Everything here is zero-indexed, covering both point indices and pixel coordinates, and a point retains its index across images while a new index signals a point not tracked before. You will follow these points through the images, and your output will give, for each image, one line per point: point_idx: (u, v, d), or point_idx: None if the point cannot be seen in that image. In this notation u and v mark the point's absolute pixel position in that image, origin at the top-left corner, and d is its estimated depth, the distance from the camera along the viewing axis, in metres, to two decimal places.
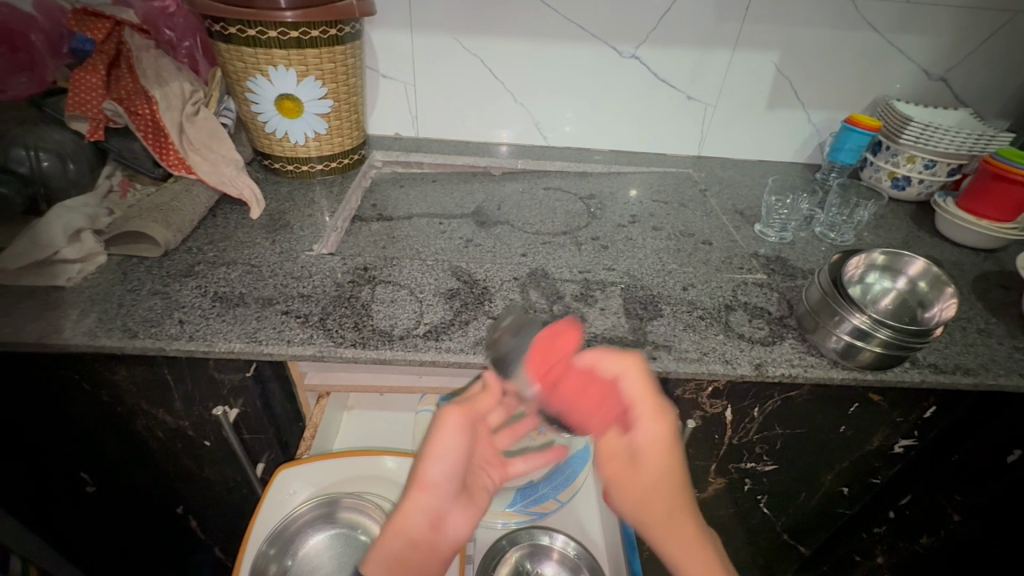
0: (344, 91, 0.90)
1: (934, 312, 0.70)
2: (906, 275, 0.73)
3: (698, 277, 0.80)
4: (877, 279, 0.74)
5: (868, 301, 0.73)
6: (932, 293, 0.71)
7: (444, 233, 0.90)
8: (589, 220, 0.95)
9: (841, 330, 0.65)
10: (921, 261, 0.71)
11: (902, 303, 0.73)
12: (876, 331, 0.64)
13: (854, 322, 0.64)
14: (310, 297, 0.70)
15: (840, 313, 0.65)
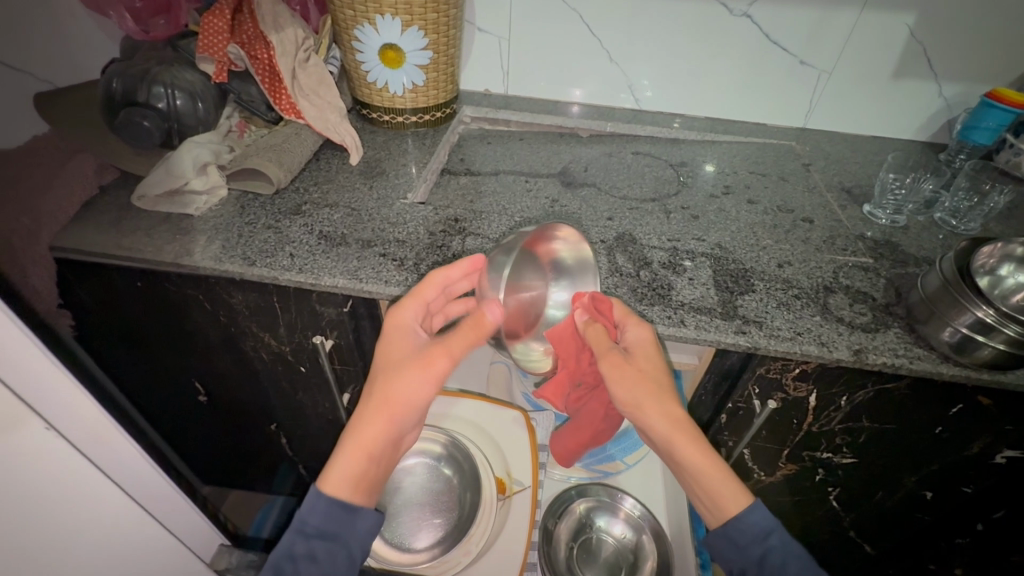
0: (444, 42, 0.91)
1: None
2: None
3: (796, 255, 0.76)
4: (1011, 272, 0.67)
5: (997, 296, 0.67)
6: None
7: (530, 192, 0.91)
8: (680, 189, 0.92)
9: (959, 323, 0.61)
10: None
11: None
12: (1008, 327, 0.58)
13: (978, 315, 0.59)
14: (405, 242, 0.73)
15: (962, 304, 0.60)
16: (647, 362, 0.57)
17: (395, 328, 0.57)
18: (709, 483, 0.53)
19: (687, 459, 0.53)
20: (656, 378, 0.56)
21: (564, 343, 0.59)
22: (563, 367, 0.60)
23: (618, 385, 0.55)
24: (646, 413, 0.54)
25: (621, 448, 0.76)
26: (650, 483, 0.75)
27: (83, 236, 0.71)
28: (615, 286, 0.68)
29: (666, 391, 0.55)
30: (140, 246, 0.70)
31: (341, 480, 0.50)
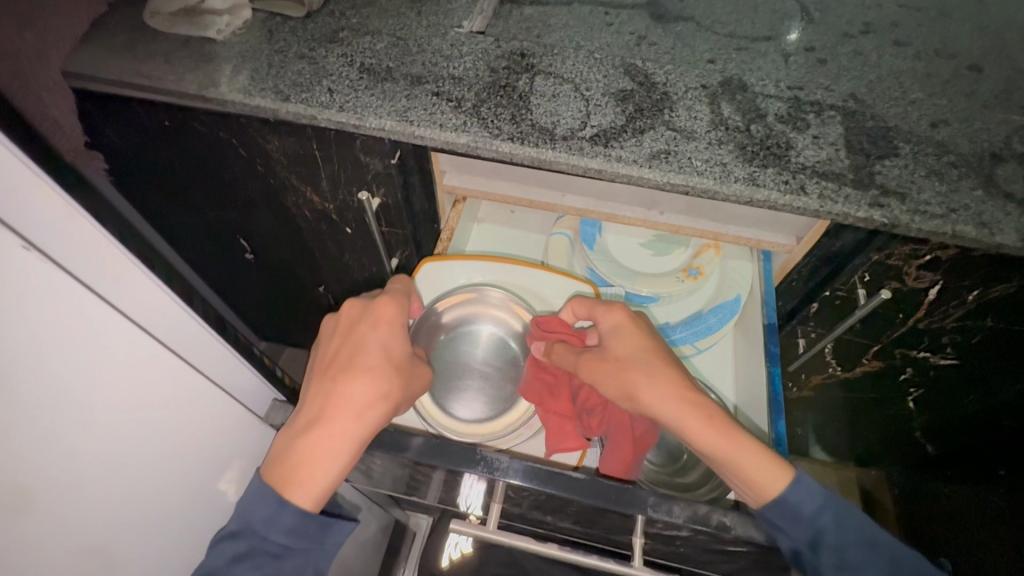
0: None
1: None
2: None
3: (955, 112, 0.59)
4: None
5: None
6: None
7: (611, 25, 0.73)
8: (802, 24, 0.72)
9: None
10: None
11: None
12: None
13: None
14: (462, 80, 0.60)
15: None
16: (625, 349, 0.54)
17: (382, 332, 0.55)
18: (741, 465, 0.48)
19: (700, 441, 0.49)
20: (644, 365, 0.52)
21: (548, 397, 0.59)
22: (547, 407, 0.59)
23: (609, 381, 0.53)
24: (647, 403, 0.51)
25: (691, 332, 0.69)
26: (718, 369, 0.70)
27: (95, 60, 0.61)
28: (720, 141, 0.55)
29: (662, 372, 0.52)
30: (159, 74, 0.60)
31: (310, 485, 0.48)
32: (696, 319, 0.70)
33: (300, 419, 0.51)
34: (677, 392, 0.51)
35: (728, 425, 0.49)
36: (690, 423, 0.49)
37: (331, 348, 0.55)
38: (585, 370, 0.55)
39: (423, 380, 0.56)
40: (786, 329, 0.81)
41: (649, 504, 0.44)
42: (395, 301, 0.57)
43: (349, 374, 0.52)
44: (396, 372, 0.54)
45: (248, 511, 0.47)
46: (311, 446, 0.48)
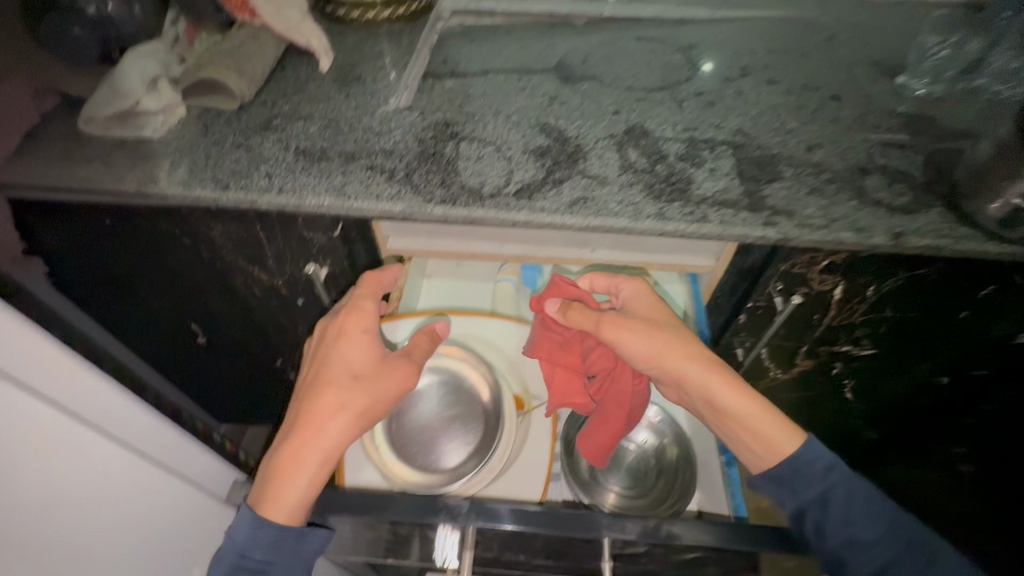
0: None
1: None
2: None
3: (824, 136, 0.69)
4: None
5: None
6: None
7: (524, 90, 0.82)
8: (690, 74, 0.83)
9: (1011, 194, 0.56)
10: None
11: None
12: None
13: None
14: (392, 152, 0.65)
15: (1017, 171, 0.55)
16: (658, 322, 0.63)
17: (342, 348, 0.61)
18: (750, 419, 0.58)
19: (724, 402, 0.59)
20: (672, 330, 0.62)
21: (557, 354, 0.67)
22: (559, 365, 0.67)
23: (642, 345, 0.61)
24: (674, 362, 0.61)
25: None
26: None
27: (28, 168, 0.63)
28: (630, 184, 0.62)
29: (688, 345, 0.61)
30: (97, 177, 0.63)
31: (303, 499, 0.54)
32: None
33: (303, 430, 0.56)
34: (703, 363, 0.60)
35: (748, 393, 0.59)
36: (710, 383, 0.60)
37: (336, 357, 0.60)
38: (615, 334, 0.62)
39: (404, 382, 0.60)
40: (722, 345, 0.86)
41: (606, 526, 0.47)
42: (354, 312, 0.62)
43: (357, 388, 0.58)
44: (360, 382, 0.59)
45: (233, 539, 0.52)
46: (318, 457, 0.55)
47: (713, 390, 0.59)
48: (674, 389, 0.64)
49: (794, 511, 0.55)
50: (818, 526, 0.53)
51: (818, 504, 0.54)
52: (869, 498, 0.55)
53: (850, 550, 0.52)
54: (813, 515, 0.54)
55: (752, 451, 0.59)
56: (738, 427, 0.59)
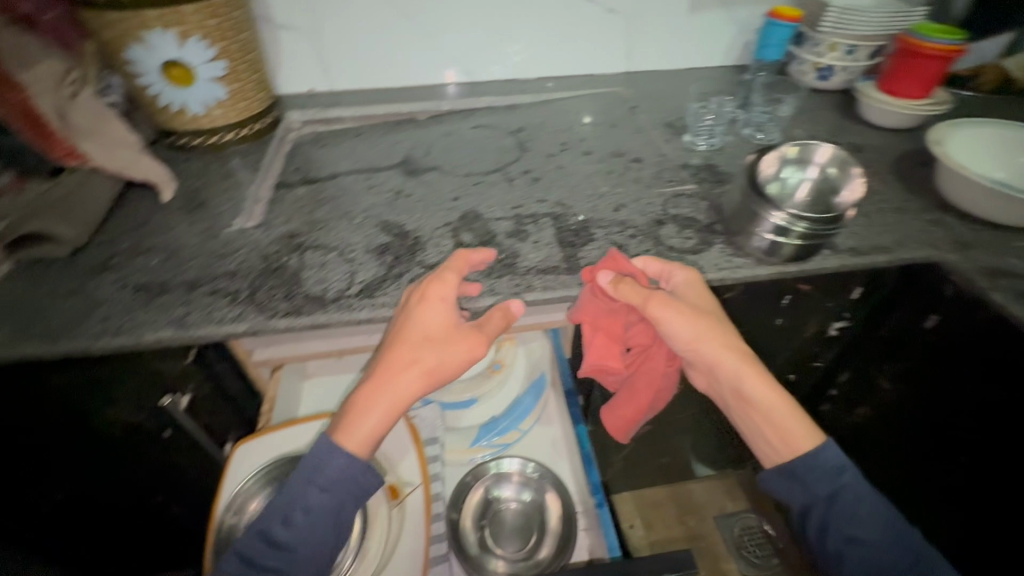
0: (236, 48, 0.84)
1: (847, 196, 0.70)
2: (816, 162, 0.72)
3: (629, 196, 0.80)
4: (792, 172, 0.73)
5: (784, 196, 0.72)
6: (843, 178, 0.70)
7: (372, 189, 0.88)
8: (520, 154, 0.94)
9: (762, 233, 0.67)
10: (829, 147, 0.70)
11: (816, 191, 0.73)
12: (799, 236, 0.65)
13: (773, 221, 0.64)
14: (236, 273, 0.68)
15: (760, 214, 0.66)
16: (703, 302, 0.63)
17: (421, 311, 0.57)
18: (772, 416, 0.60)
19: (753, 392, 0.60)
20: (719, 321, 0.62)
21: (603, 322, 0.66)
22: (601, 330, 0.67)
23: (689, 329, 0.61)
24: (709, 351, 0.61)
25: (513, 418, 0.78)
26: (547, 440, 0.79)
27: None
28: None
29: (731, 341, 0.62)
30: None
31: (369, 435, 0.54)
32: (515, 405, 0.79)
33: (393, 370, 0.55)
34: (740, 356, 0.61)
35: (782, 391, 0.61)
36: (745, 373, 0.61)
37: (425, 316, 0.57)
38: (663, 315, 0.61)
39: (461, 356, 0.56)
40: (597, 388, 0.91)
41: None
42: (438, 280, 0.59)
43: (426, 358, 0.55)
44: (435, 343, 0.56)
45: (311, 476, 0.53)
46: (385, 409, 0.55)
47: (747, 382, 0.61)
48: (704, 378, 0.65)
49: (800, 508, 0.61)
50: (820, 522, 0.59)
51: (825, 502, 0.58)
52: (882, 507, 0.58)
53: (844, 544, 0.57)
54: (818, 513, 0.59)
55: (769, 443, 0.62)
56: (766, 421, 0.61)
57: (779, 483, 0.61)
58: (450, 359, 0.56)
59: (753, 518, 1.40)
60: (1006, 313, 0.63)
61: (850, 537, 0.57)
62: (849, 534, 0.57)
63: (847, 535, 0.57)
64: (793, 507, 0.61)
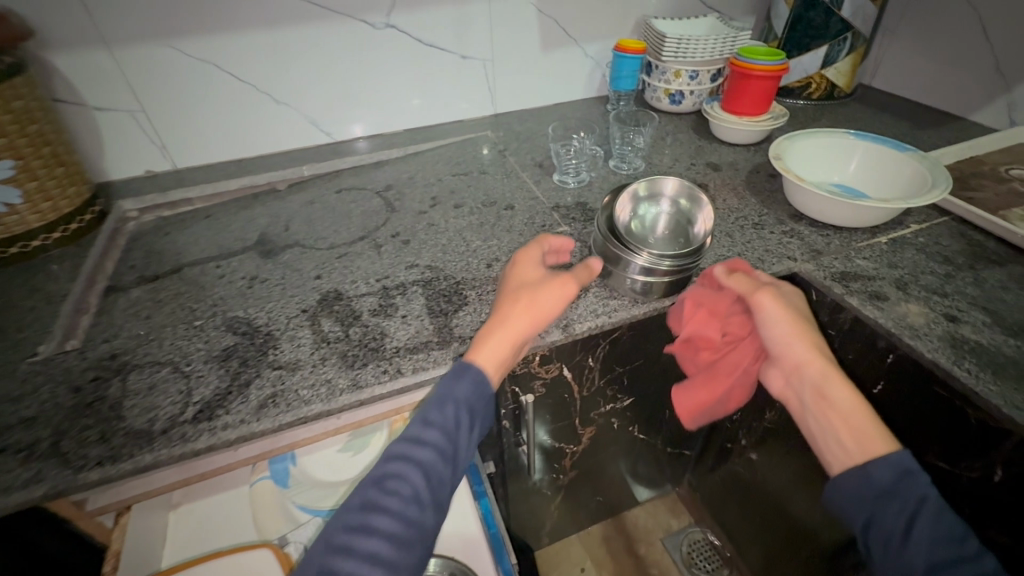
0: (25, 143, 0.72)
1: (700, 224, 0.71)
2: (668, 195, 0.75)
3: (502, 248, 0.77)
4: (646, 208, 0.75)
5: (644, 231, 0.73)
6: (693, 206, 0.73)
7: (223, 278, 0.78)
8: (389, 215, 0.88)
9: (632, 274, 0.66)
10: (676, 179, 0.73)
11: (674, 222, 0.74)
12: (665, 268, 0.65)
13: (639, 261, 0.65)
14: (34, 419, 0.55)
15: (625, 257, 0.66)
16: (801, 309, 0.65)
17: (522, 266, 0.65)
18: (850, 419, 0.56)
19: (836, 391, 0.58)
20: (813, 327, 0.64)
21: (708, 302, 0.68)
22: (704, 307, 0.68)
23: (779, 319, 0.62)
24: (803, 344, 0.61)
25: None
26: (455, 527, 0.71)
27: None
28: (324, 359, 0.61)
29: (821, 342, 0.62)
30: None
31: (492, 369, 0.57)
32: None
33: (521, 306, 0.59)
34: (829, 358, 0.61)
35: (861, 395, 0.57)
36: (828, 372, 0.59)
37: (529, 273, 0.64)
38: (765, 303, 0.63)
39: (567, 294, 0.62)
40: (508, 448, 0.84)
41: None
42: (531, 247, 0.68)
43: (540, 301, 0.60)
44: (540, 283, 0.62)
45: (456, 382, 0.55)
46: (503, 343, 0.57)
47: (827, 381, 0.59)
48: (784, 377, 0.64)
49: (863, 525, 0.52)
50: (891, 538, 0.50)
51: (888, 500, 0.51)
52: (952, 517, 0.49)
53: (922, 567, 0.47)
54: (876, 523, 0.51)
55: (841, 443, 0.56)
56: (840, 423, 0.57)
57: (849, 480, 0.53)
58: (553, 298, 0.61)
59: (699, 530, 1.39)
60: (863, 315, 0.66)
61: (928, 560, 0.47)
62: (931, 556, 0.47)
63: (923, 553, 0.47)
64: (855, 525, 0.53)
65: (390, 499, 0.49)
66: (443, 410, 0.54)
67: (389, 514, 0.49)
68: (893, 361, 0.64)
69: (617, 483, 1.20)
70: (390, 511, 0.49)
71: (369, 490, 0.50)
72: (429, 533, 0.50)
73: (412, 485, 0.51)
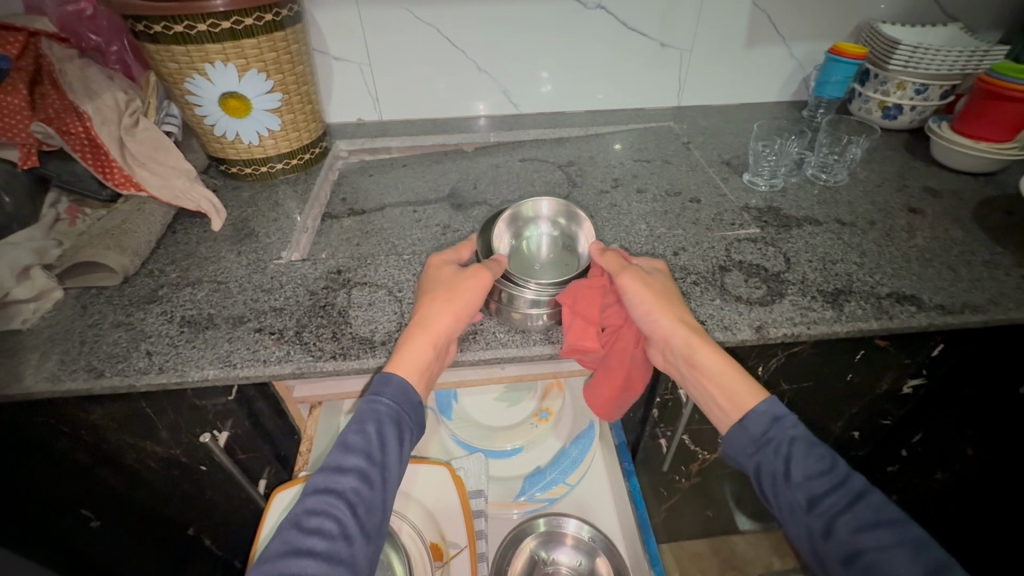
0: (292, 81, 0.84)
1: (583, 244, 0.71)
2: (545, 216, 0.73)
3: (688, 238, 0.76)
4: (527, 233, 0.73)
5: (532, 255, 0.72)
6: (572, 225, 0.72)
7: (420, 221, 0.86)
8: (571, 190, 0.91)
9: (521, 307, 0.62)
10: (551, 200, 0.72)
11: (556, 243, 0.73)
12: (551, 296, 0.62)
13: (527, 294, 0.62)
14: (282, 310, 0.66)
15: (511, 291, 0.62)
16: (665, 284, 0.62)
17: (438, 257, 0.64)
18: (724, 385, 0.55)
19: (704, 361, 0.55)
20: (676, 302, 0.60)
21: (581, 303, 0.61)
22: (579, 315, 0.61)
23: (641, 297, 0.59)
24: (671, 328, 0.57)
25: (560, 470, 0.75)
26: (596, 497, 0.75)
27: None
28: None
29: (686, 314, 0.59)
30: None
31: (412, 368, 0.54)
32: (561, 456, 0.76)
33: (438, 302, 0.57)
34: (692, 327, 0.57)
35: (723, 352, 0.56)
36: (697, 350, 0.56)
37: (441, 270, 0.62)
38: (627, 285, 0.59)
39: (482, 284, 0.59)
40: (646, 436, 0.85)
41: None
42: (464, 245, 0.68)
43: (457, 295, 0.58)
44: (460, 273, 0.61)
45: (375, 399, 0.52)
46: (422, 345, 0.55)
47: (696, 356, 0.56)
48: (661, 354, 0.60)
49: (753, 472, 0.52)
50: (775, 478, 0.49)
51: (774, 450, 0.50)
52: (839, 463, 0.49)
53: (802, 501, 0.47)
54: (768, 469, 0.50)
55: (721, 407, 0.56)
56: (717, 390, 0.55)
57: (734, 437, 0.53)
58: (475, 284, 0.58)
59: None
60: None
61: (807, 493, 0.47)
62: (809, 490, 0.47)
63: (803, 488, 0.48)
64: (747, 472, 0.52)
65: (316, 536, 0.45)
66: (362, 431, 0.50)
67: (312, 558, 0.44)
68: None
69: (731, 505, 1.15)
70: (315, 551, 0.44)
71: (290, 532, 0.45)
72: (360, 565, 0.46)
73: (336, 519, 0.46)
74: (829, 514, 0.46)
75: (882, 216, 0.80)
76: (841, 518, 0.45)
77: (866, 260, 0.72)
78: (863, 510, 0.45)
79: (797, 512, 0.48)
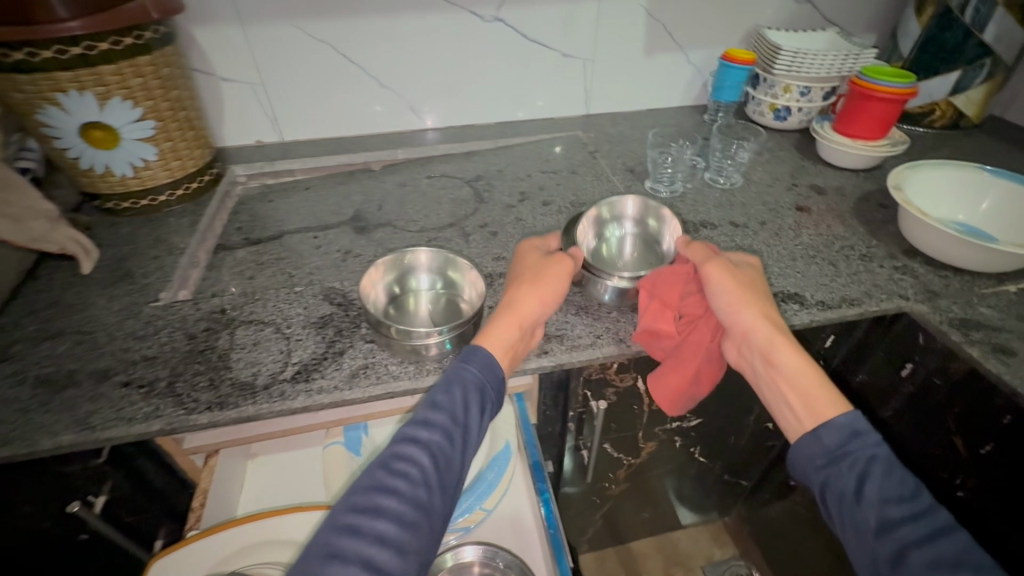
0: (166, 106, 0.78)
1: (668, 240, 0.74)
2: (629, 216, 0.78)
3: None
4: (609, 232, 0.77)
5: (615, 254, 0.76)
6: (658, 224, 0.76)
7: (320, 248, 0.82)
8: (478, 205, 0.90)
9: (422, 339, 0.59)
10: (636, 200, 0.76)
11: (639, 243, 0.77)
12: (633, 281, 0.66)
13: (614, 281, 0.66)
14: (154, 360, 0.61)
15: (603, 279, 0.67)
16: (752, 277, 0.64)
17: (525, 248, 0.68)
18: (802, 385, 0.56)
19: (784, 359, 0.57)
20: (759, 295, 0.62)
21: (662, 287, 0.65)
22: (658, 297, 0.65)
23: (727, 288, 0.62)
24: (752, 318, 0.60)
25: (476, 496, 0.73)
26: (514, 521, 0.72)
27: None
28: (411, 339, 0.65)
29: (769, 309, 0.61)
30: None
31: (497, 352, 0.57)
32: (477, 481, 0.73)
33: (526, 288, 0.62)
34: (774, 321, 0.60)
35: (806, 356, 0.58)
36: (774, 342, 0.58)
37: (532, 257, 0.67)
38: (712, 273, 0.63)
39: (567, 271, 0.64)
40: (567, 449, 0.85)
41: None
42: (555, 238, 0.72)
43: (543, 281, 0.62)
44: (544, 269, 0.64)
45: (463, 366, 0.55)
46: (508, 325, 0.59)
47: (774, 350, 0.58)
48: (736, 348, 0.62)
49: (821, 487, 0.51)
50: (844, 497, 0.48)
51: (847, 467, 0.49)
52: (919, 494, 0.47)
53: (871, 525, 0.46)
54: (832, 484, 0.50)
55: (793, 409, 0.56)
56: (792, 387, 0.57)
57: (803, 441, 0.53)
58: (561, 277, 0.63)
59: (743, 565, 1.33)
60: (982, 367, 0.60)
61: (879, 517, 0.46)
62: (883, 512, 0.46)
63: (875, 510, 0.46)
64: (815, 488, 0.52)
65: (398, 479, 0.47)
66: (451, 393, 0.53)
67: (397, 496, 0.46)
68: (1009, 423, 0.59)
69: (667, 503, 1.17)
70: (398, 492, 0.46)
71: (378, 470, 0.48)
72: (437, 514, 0.48)
73: (421, 466, 0.48)
74: (900, 541, 0.44)
75: (773, 217, 0.83)
76: (912, 551, 0.43)
77: (756, 261, 0.74)
78: (943, 547, 0.43)
79: (864, 536, 0.46)
